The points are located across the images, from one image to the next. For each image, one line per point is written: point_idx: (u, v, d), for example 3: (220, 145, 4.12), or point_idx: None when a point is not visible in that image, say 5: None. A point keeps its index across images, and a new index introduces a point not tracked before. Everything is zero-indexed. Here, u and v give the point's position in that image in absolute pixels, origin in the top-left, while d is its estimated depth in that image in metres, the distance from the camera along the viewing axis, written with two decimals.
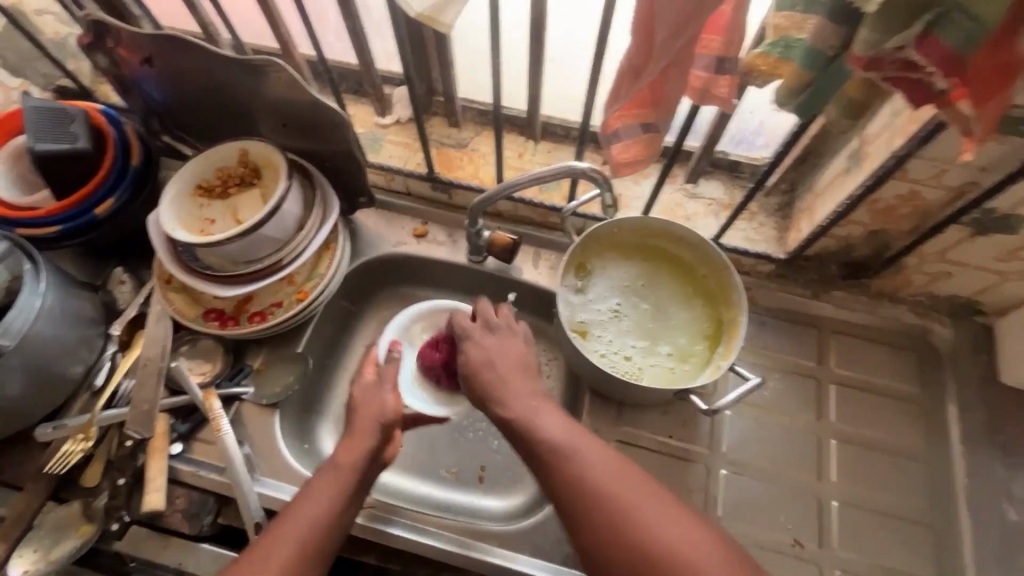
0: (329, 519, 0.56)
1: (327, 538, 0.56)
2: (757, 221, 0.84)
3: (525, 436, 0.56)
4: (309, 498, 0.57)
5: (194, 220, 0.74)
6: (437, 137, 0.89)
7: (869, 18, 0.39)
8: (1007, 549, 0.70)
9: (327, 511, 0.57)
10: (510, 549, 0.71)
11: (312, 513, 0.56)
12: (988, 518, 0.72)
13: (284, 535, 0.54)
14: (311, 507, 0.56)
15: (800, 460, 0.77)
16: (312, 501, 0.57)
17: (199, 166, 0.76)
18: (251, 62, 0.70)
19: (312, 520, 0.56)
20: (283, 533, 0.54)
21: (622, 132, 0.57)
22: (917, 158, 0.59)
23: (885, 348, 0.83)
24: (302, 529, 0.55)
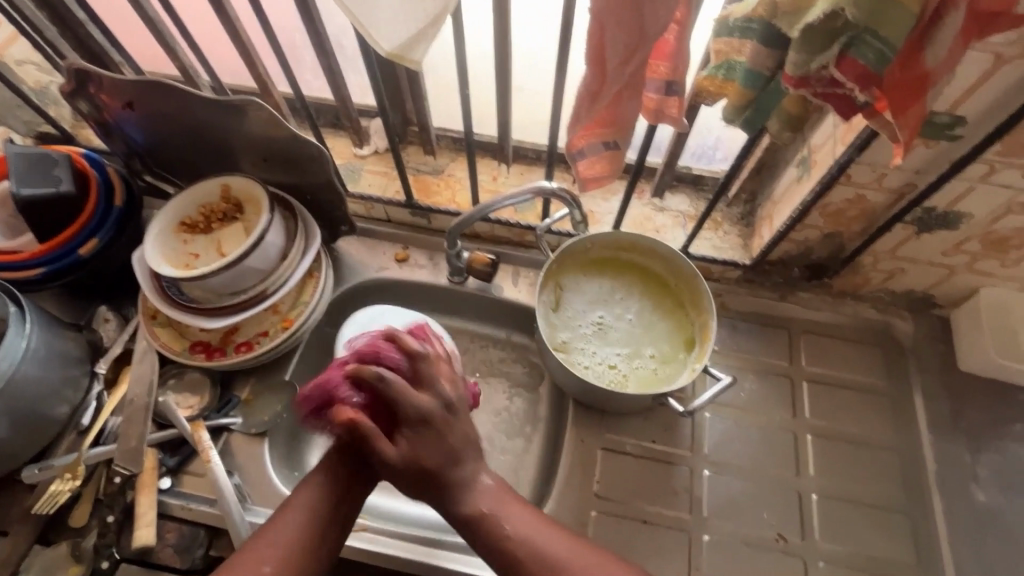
0: (300, 542, 0.53)
1: (314, 545, 0.54)
2: (722, 230, 0.88)
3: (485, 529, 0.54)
4: (295, 501, 0.55)
5: (178, 254, 0.76)
6: (414, 165, 0.93)
7: (795, 43, 0.43)
8: (977, 529, 0.73)
9: (310, 517, 0.54)
10: None
11: (294, 520, 0.54)
12: (959, 500, 0.75)
13: (262, 549, 0.52)
14: (292, 514, 0.54)
15: (779, 456, 0.80)
16: (288, 514, 0.54)
17: (183, 202, 0.78)
18: (230, 102, 0.73)
19: (276, 548, 0.52)
20: (261, 546, 0.53)
21: (586, 150, 0.61)
22: (858, 164, 0.63)
23: (852, 344, 0.87)
24: (283, 538, 0.53)
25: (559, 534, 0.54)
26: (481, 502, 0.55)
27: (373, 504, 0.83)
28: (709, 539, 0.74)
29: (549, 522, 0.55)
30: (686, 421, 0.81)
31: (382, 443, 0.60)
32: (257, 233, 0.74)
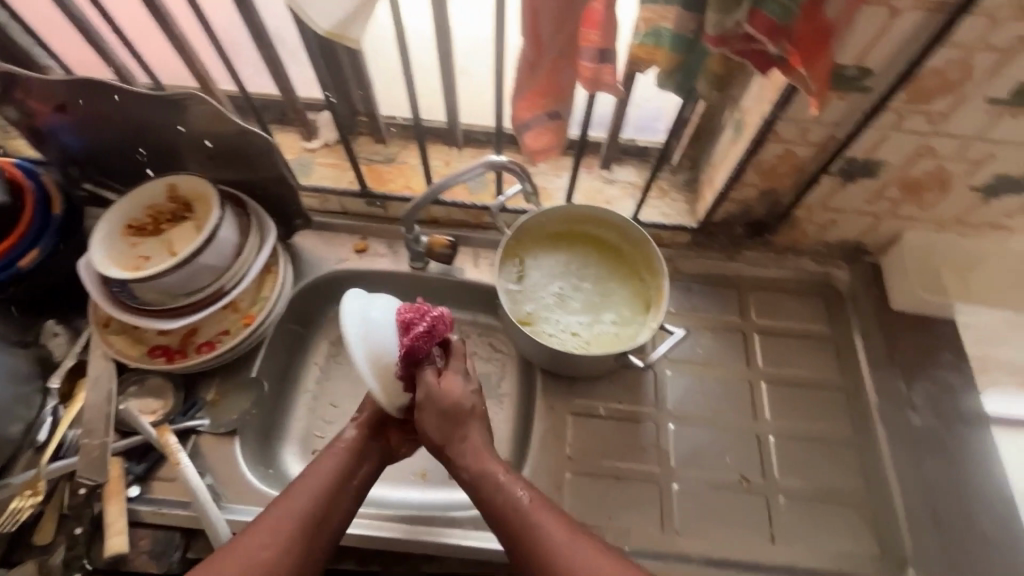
0: (310, 515, 0.61)
1: (334, 501, 0.64)
2: (670, 197, 0.92)
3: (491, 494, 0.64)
4: (321, 463, 0.66)
5: (127, 257, 0.74)
6: (365, 155, 0.93)
7: (710, 3, 0.47)
8: (915, 451, 0.80)
9: (332, 476, 0.65)
10: (486, 530, 0.74)
11: (320, 478, 0.64)
12: (899, 427, 0.82)
13: (292, 501, 0.62)
14: (321, 471, 0.65)
15: (736, 404, 0.84)
16: (316, 474, 0.65)
17: (128, 204, 0.77)
18: (170, 97, 0.72)
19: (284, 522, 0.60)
20: (293, 497, 0.62)
21: (531, 122, 0.63)
22: (783, 120, 0.68)
23: (796, 295, 0.93)
24: (311, 495, 0.63)
25: (553, 509, 0.62)
26: (508, 488, 0.64)
27: None
28: (678, 487, 0.78)
29: (560, 516, 0.62)
30: (649, 380, 0.85)
31: (389, 425, 0.72)
32: (209, 230, 0.73)
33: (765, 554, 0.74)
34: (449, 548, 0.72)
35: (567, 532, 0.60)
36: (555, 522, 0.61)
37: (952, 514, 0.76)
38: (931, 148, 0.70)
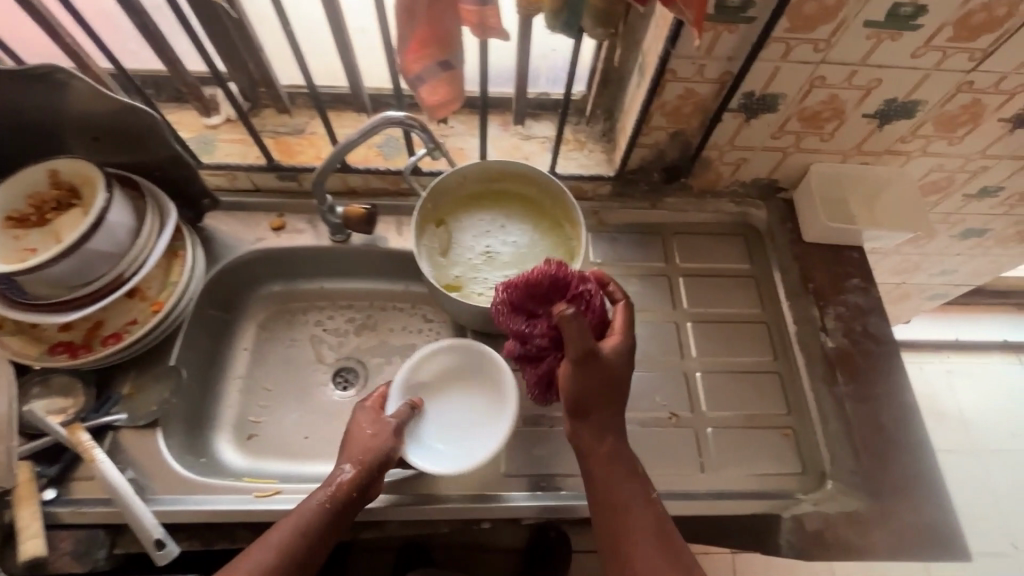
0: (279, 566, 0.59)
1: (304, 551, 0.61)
2: (588, 149, 0.93)
3: (625, 462, 0.67)
4: (300, 508, 0.63)
5: (10, 249, 0.70)
6: (271, 128, 0.89)
7: None
8: (831, 373, 0.84)
9: (311, 523, 0.63)
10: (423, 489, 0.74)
11: (298, 524, 0.62)
12: (815, 351, 0.86)
13: (261, 550, 0.60)
14: (299, 516, 0.62)
15: (665, 345, 0.87)
16: (293, 520, 0.62)
17: (8, 193, 0.71)
18: (32, 70, 0.66)
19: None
20: (262, 546, 0.60)
21: (423, 74, 0.62)
22: (677, 57, 0.68)
23: (717, 237, 0.96)
24: (283, 542, 0.61)
25: (648, 509, 0.65)
26: (620, 472, 0.66)
27: (300, 475, 0.85)
28: None
29: (659, 517, 0.65)
30: None
31: (377, 474, 0.68)
32: (95, 214, 0.68)
33: (698, 483, 0.77)
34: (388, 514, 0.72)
35: (652, 520, 0.64)
36: (646, 513, 0.64)
37: (865, 426, 0.81)
38: (822, 77, 0.72)
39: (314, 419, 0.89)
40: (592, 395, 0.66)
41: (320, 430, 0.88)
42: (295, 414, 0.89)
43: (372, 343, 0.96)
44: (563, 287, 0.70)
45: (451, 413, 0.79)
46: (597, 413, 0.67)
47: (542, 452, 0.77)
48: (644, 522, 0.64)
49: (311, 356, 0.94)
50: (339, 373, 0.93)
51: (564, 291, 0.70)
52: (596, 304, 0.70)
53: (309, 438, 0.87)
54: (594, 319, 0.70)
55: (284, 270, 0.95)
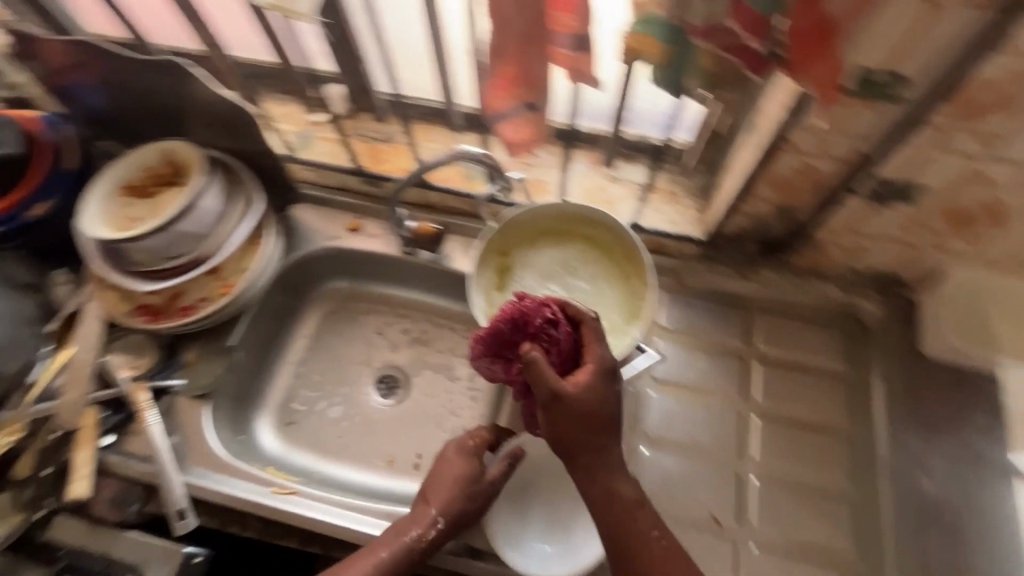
0: None
1: None
2: (679, 203, 0.85)
3: (628, 500, 0.58)
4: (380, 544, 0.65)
5: (119, 215, 0.77)
6: (365, 133, 0.91)
7: None
8: (921, 517, 0.70)
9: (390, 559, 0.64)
10: None
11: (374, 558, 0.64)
12: (906, 487, 0.72)
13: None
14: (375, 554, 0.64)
15: (723, 437, 0.77)
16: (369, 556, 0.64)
17: (127, 165, 0.79)
18: (167, 63, 0.74)
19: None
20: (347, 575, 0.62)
21: (508, 112, 0.58)
22: (798, 128, 0.59)
23: (810, 325, 0.84)
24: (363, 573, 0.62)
25: (672, 554, 0.57)
26: (621, 508, 0.58)
27: (326, 473, 0.87)
28: None
29: (685, 557, 0.57)
30: (629, 396, 0.79)
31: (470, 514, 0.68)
32: (192, 195, 0.74)
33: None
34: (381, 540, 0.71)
35: (664, 555, 0.57)
36: (654, 549, 0.57)
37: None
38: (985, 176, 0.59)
39: (350, 421, 0.91)
40: (576, 435, 0.57)
41: (352, 432, 0.90)
42: (333, 411, 0.92)
43: (419, 357, 0.96)
44: (523, 325, 0.65)
45: (548, 499, 0.73)
46: (583, 448, 0.58)
47: (553, 517, 0.71)
48: (658, 560, 0.56)
49: (360, 357, 0.95)
50: (382, 380, 0.94)
51: (524, 329, 0.65)
52: (562, 337, 0.62)
53: (341, 438, 0.90)
54: (562, 351, 0.62)
55: (352, 269, 0.97)
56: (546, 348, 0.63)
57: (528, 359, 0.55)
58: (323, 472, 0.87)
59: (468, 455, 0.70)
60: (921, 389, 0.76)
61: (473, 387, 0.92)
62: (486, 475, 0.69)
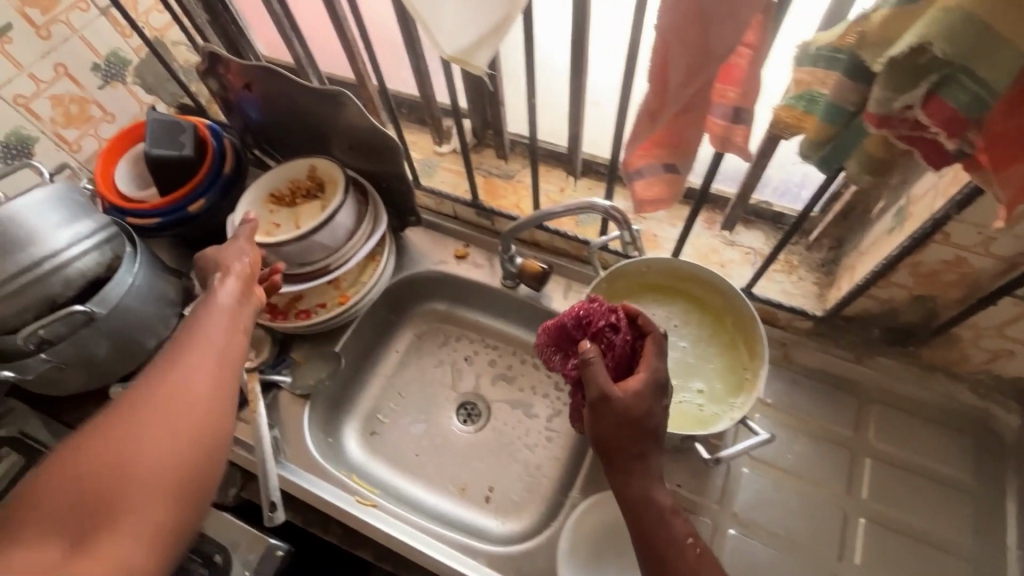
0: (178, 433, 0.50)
1: (202, 405, 0.52)
2: (797, 275, 0.81)
3: (660, 508, 0.55)
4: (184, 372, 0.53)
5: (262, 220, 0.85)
6: (486, 168, 0.95)
7: (878, 77, 0.39)
8: None
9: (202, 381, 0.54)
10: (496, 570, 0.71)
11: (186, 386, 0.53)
12: None
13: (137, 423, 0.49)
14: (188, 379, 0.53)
15: (820, 533, 0.71)
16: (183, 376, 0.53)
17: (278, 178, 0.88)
18: (329, 91, 0.81)
19: (177, 391, 0.52)
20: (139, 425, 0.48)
21: (644, 171, 0.59)
22: (958, 222, 0.55)
23: (933, 427, 0.76)
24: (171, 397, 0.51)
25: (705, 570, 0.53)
26: (656, 514, 0.55)
27: (400, 489, 0.89)
28: None
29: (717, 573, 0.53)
30: (720, 469, 0.75)
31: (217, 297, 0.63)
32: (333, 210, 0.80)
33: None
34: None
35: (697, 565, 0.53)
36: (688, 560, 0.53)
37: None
38: None
39: (429, 442, 0.93)
40: (623, 439, 0.55)
41: (429, 453, 0.92)
42: (414, 429, 0.94)
43: (503, 390, 0.97)
44: (585, 324, 0.65)
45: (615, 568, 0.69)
46: (625, 453, 0.55)
47: None
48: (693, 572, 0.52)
49: (447, 380, 0.98)
50: (463, 406, 0.96)
51: (587, 327, 0.65)
52: (620, 343, 0.62)
53: (419, 456, 0.92)
54: (618, 357, 0.62)
55: (451, 294, 1.01)
56: (603, 350, 0.62)
57: (584, 356, 0.57)
58: (397, 488, 0.89)
59: (245, 251, 0.71)
60: None
61: (553, 429, 0.91)
62: (246, 303, 0.66)
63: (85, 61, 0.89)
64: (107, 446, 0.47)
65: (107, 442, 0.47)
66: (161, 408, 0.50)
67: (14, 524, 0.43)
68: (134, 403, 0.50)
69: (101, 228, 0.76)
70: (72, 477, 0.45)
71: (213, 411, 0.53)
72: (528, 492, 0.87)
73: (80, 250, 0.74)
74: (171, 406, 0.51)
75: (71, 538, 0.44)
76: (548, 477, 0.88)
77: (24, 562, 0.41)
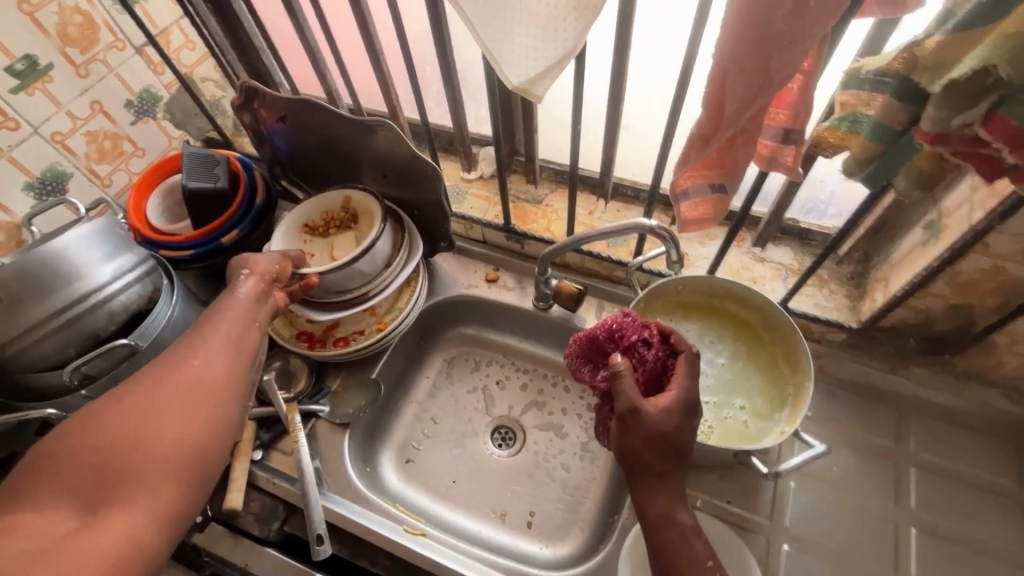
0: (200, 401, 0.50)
1: (222, 378, 0.53)
2: (828, 289, 0.83)
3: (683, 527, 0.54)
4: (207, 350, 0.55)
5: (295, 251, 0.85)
6: (515, 193, 0.97)
7: (934, 99, 0.42)
8: None
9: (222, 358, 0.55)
10: None
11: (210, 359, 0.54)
12: None
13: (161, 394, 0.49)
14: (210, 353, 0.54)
15: (874, 545, 0.71)
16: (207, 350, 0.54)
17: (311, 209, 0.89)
18: (365, 122, 0.82)
19: (192, 367, 0.52)
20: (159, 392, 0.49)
21: (691, 191, 0.61)
22: (998, 232, 0.58)
23: (972, 434, 0.78)
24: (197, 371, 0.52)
25: None
26: (675, 530, 0.54)
27: (441, 517, 0.88)
28: None
29: None
30: (769, 484, 0.75)
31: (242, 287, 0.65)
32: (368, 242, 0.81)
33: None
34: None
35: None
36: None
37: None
38: None
39: (466, 467, 0.92)
40: (646, 454, 0.54)
41: (467, 479, 0.91)
42: (450, 455, 0.93)
43: (537, 412, 0.96)
44: (618, 337, 0.65)
45: None
46: (648, 469, 0.55)
47: None
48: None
49: (480, 404, 0.97)
50: (498, 430, 0.95)
51: (618, 340, 0.65)
52: (652, 358, 0.62)
53: (457, 483, 0.90)
54: (650, 372, 0.62)
55: (481, 317, 1.01)
56: (634, 364, 0.63)
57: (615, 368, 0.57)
58: (438, 516, 0.88)
59: (277, 259, 0.73)
60: None
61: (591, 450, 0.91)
62: (267, 302, 0.66)
63: (119, 98, 0.90)
64: (121, 413, 0.46)
65: (129, 410, 0.46)
66: (176, 382, 0.50)
67: (28, 487, 0.42)
68: (153, 377, 0.50)
69: (142, 261, 0.76)
70: (90, 436, 0.44)
71: (223, 389, 0.52)
72: (571, 516, 0.86)
73: (123, 284, 0.74)
74: (185, 380, 0.51)
75: (83, 508, 0.41)
76: (589, 499, 0.87)
77: (33, 527, 0.39)
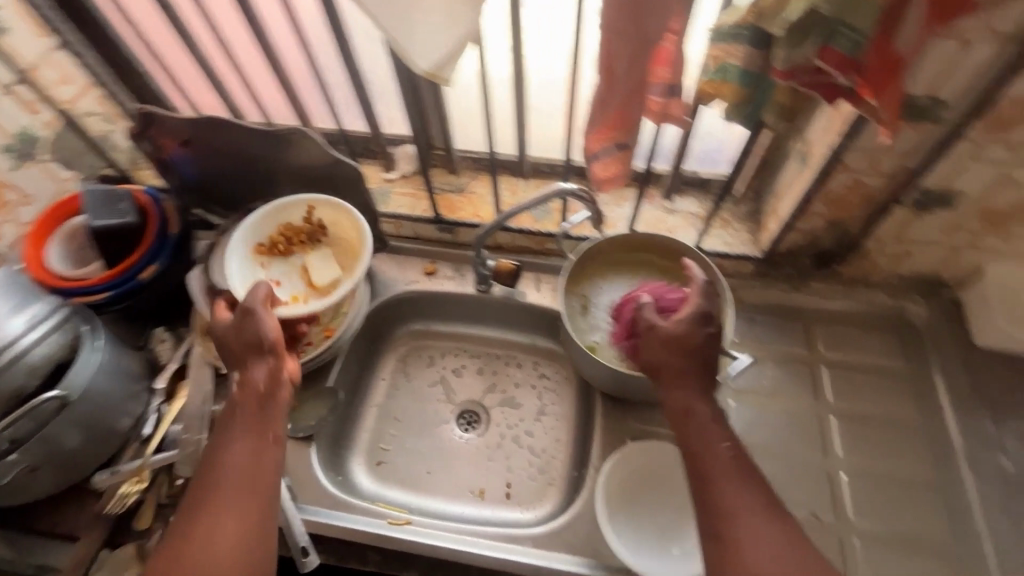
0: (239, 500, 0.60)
1: (254, 475, 0.62)
2: (732, 227, 0.93)
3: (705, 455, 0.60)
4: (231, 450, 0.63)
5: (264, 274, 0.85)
6: (439, 185, 1.00)
7: (780, 41, 0.50)
8: (1008, 495, 0.75)
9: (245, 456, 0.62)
10: (544, 549, 0.74)
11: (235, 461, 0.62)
12: (989, 472, 0.76)
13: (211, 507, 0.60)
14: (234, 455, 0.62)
15: (804, 437, 0.82)
16: (232, 452, 0.63)
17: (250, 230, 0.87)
18: (279, 133, 0.82)
19: (217, 479, 0.61)
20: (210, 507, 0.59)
21: (601, 153, 0.67)
22: (852, 150, 0.69)
23: (865, 329, 0.91)
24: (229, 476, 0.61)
25: (747, 493, 0.57)
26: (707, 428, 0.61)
27: (422, 507, 0.89)
28: None
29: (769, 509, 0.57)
30: None
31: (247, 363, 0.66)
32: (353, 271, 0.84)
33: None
34: (500, 564, 0.73)
35: (735, 465, 0.59)
36: (725, 461, 0.59)
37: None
38: (1015, 179, 0.68)
39: (439, 456, 0.94)
40: (680, 365, 0.64)
41: (441, 465, 0.93)
42: (421, 448, 0.94)
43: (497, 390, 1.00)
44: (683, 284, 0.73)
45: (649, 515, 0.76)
46: (682, 376, 0.64)
47: (657, 529, 0.75)
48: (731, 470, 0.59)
49: (441, 395, 0.99)
50: (463, 414, 0.98)
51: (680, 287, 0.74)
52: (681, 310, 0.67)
53: (432, 473, 0.92)
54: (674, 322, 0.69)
55: (425, 311, 1.03)
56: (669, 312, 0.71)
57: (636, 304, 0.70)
58: (419, 507, 0.89)
59: (270, 325, 0.67)
60: (982, 378, 0.82)
61: (552, 413, 0.96)
62: (278, 375, 0.67)
63: None
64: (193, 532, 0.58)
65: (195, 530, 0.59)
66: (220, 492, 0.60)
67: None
68: (203, 486, 0.62)
69: (54, 310, 0.71)
70: (178, 553, 0.58)
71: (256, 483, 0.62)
72: (545, 476, 0.91)
73: (39, 335, 0.69)
74: (225, 486, 0.61)
75: None
76: (559, 458, 0.92)
77: None
